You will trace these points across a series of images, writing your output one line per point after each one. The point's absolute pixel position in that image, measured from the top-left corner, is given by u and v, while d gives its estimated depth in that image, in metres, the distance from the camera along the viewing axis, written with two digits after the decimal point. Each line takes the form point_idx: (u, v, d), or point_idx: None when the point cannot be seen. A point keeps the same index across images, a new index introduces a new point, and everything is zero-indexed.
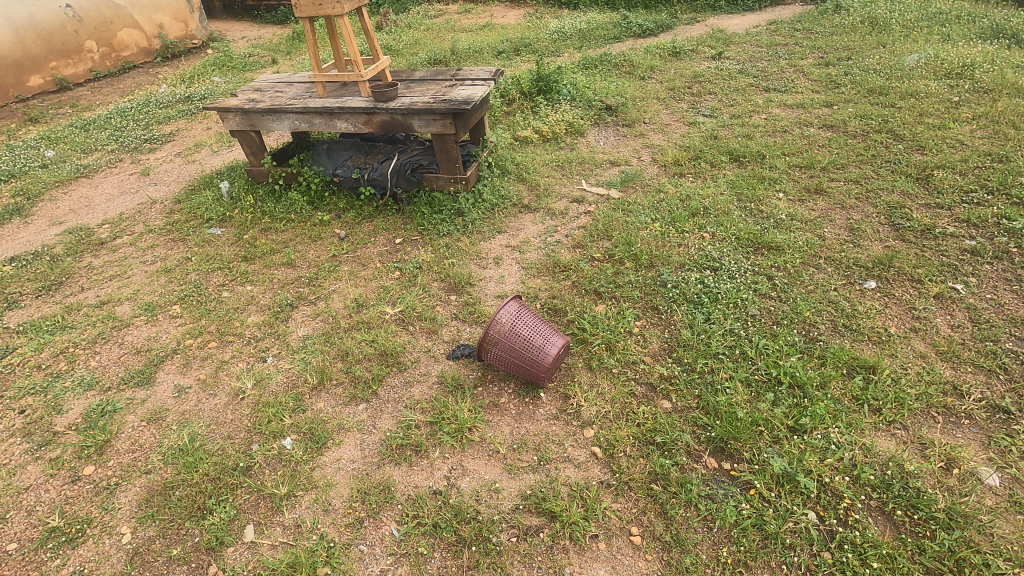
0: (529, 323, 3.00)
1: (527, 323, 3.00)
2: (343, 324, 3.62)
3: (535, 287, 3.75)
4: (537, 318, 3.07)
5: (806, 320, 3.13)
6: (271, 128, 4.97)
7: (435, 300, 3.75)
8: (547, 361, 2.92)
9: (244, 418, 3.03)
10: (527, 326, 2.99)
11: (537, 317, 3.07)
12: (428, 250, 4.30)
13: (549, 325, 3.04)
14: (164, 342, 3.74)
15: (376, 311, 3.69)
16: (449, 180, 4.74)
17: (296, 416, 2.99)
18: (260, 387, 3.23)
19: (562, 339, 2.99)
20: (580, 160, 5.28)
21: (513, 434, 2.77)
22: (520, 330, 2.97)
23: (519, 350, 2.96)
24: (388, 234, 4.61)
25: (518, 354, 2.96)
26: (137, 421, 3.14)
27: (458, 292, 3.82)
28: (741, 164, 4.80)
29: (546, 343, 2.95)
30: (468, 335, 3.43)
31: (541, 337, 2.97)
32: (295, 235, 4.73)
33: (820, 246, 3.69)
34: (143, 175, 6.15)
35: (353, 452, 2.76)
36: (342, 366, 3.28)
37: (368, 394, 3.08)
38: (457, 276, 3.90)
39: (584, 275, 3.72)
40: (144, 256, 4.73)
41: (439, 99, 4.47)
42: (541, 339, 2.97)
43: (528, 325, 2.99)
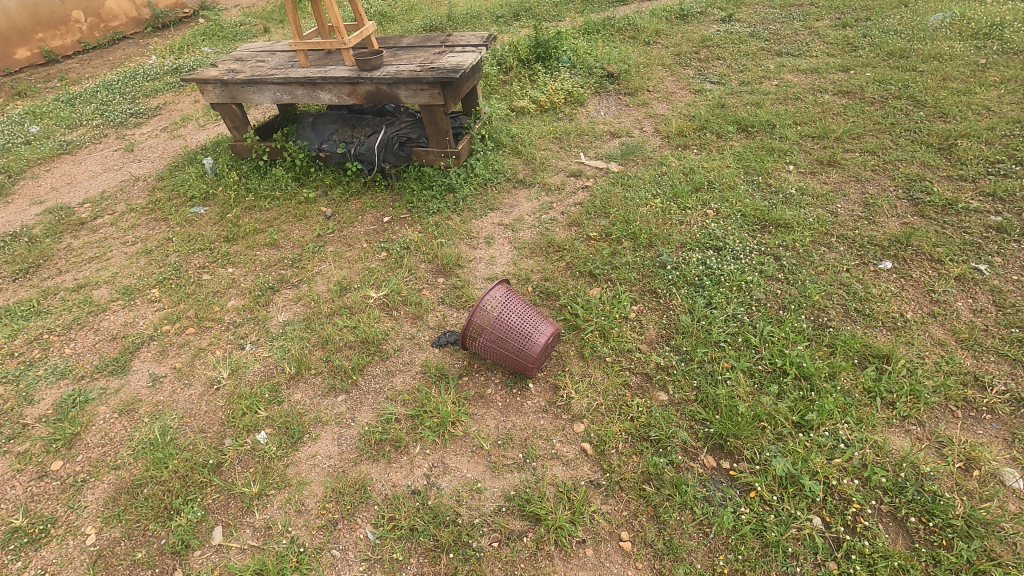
0: (517, 309, 2.83)
1: (516, 308, 2.82)
2: (324, 309, 3.45)
3: (526, 269, 3.54)
4: (526, 303, 2.90)
5: (815, 304, 2.91)
6: (253, 101, 4.72)
7: (422, 282, 3.56)
8: (536, 349, 2.74)
9: (218, 410, 2.89)
10: (515, 311, 2.81)
11: (527, 302, 2.89)
12: (417, 230, 4.10)
13: (539, 311, 2.86)
14: (141, 328, 3.59)
15: (360, 295, 3.50)
16: (440, 155, 4.49)
17: (271, 408, 2.85)
18: (236, 377, 3.08)
19: (552, 326, 2.82)
20: (579, 132, 5.01)
21: (499, 428, 2.61)
22: (508, 315, 2.79)
23: (507, 337, 2.78)
24: (376, 212, 4.41)
25: (504, 343, 2.78)
26: (109, 413, 3.01)
27: (446, 274, 3.62)
28: (749, 134, 4.50)
29: (535, 330, 2.78)
30: (455, 320, 3.24)
31: (530, 323, 2.80)
32: (280, 214, 4.52)
33: (832, 224, 3.44)
34: (127, 150, 5.95)
35: (330, 448, 2.62)
36: (322, 354, 3.11)
37: (348, 385, 2.92)
38: (446, 258, 3.70)
39: (579, 256, 3.51)
40: (125, 237, 4.55)
41: (427, 67, 4.18)
42: (530, 325, 2.79)
43: (517, 310, 2.82)
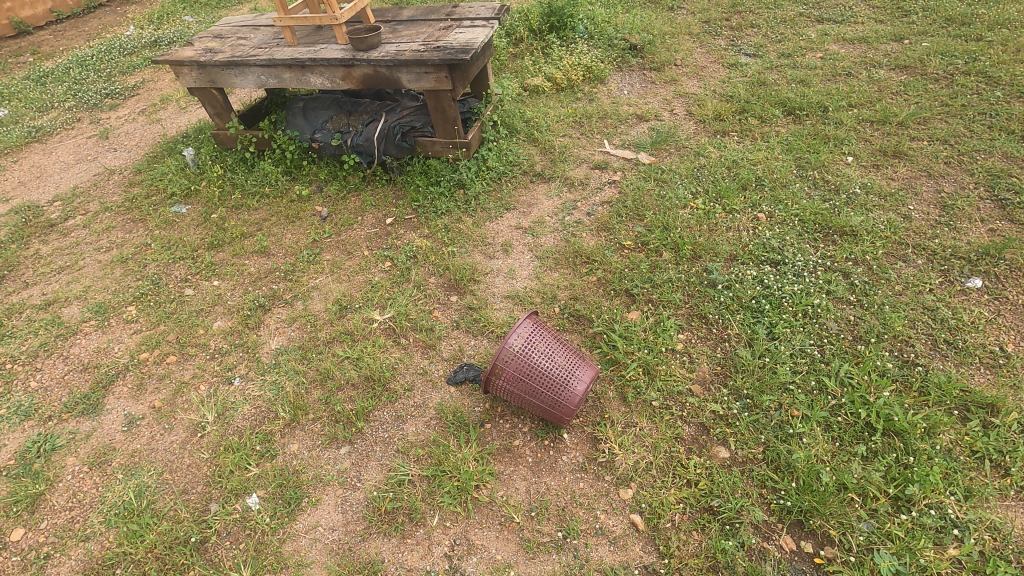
0: (549, 347, 2.42)
1: (547, 347, 2.42)
2: (322, 336, 3.02)
3: (551, 285, 3.10)
4: (558, 341, 2.49)
5: (898, 335, 2.48)
6: (235, 85, 4.19)
7: (433, 301, 3.12)
8: (573, 396, 2.33)
9: (202, 464, 2.50)
10: (547, 351, 2.41)
11: (558, 340, 2.49)
12: (425, 236, 3.64)
13: (574, 349, 2.46)
14: (116, 356, 3.17)
15: (362, 317, 3.07)
16: (447, 145, 3.97)
17: (264, 464, 2.45)
18: (223, 421, 2.68)
19: (591, 368, 2.42)
20: (601, 114, 4.47)
21: (531, 494, 2.22)
22: (539, 355, 2.38)
23: (538, 382, 2.36)
24: (378, 212, 3.94)
25: (533, 391, 2.37)
26: (78, 466, 2.61)
27: (459, 289, 3.18)
28: (797, 118, 3.98)
29: (571, 373, 2.37)
30: (473, 350, 2.82)
31: (566, 365, 2.39)
32: (270, 214, 4.05)
33: (906, 230, 2.97)
34: (102, 138, 5.41)
35: (333, 517, 2.24)
36: (321, 394, 2.70)
37: (352, 434, 2.52)
38: (459, 271, 3.25)
39: (612, 271, 3.06)
40: (99, 242, 4.09)
41: (432, 46, 3.64)
42: (565, 367, 2.39)
43: (549, 350, 2.41)
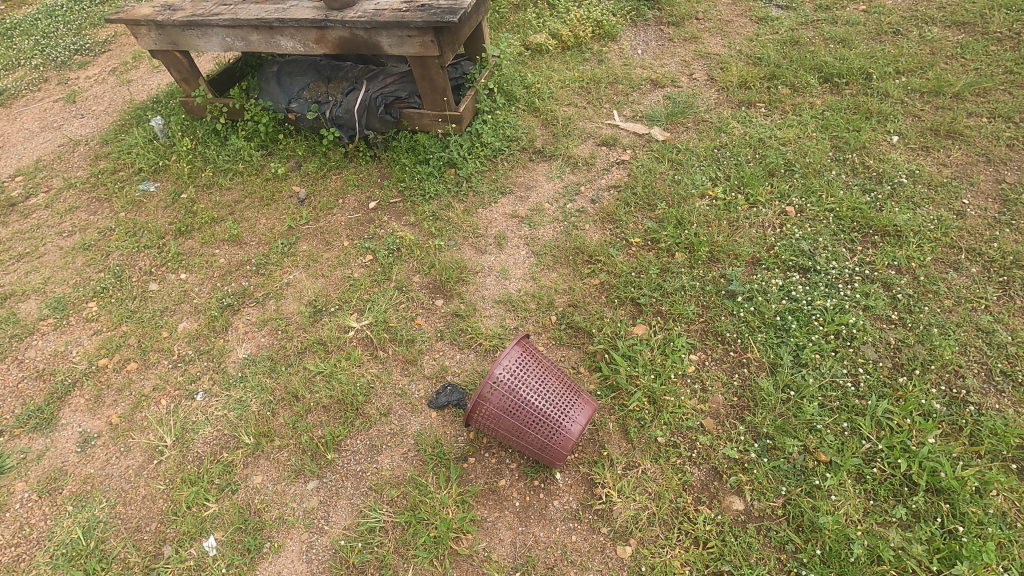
0: (538, 381, 2.10)
1: (537, 380, 2.09)
2: (293, 344, 2.72)
3: (548, 288, 2.76)
4: (549, 370, 2.16)
5: (946, 365, 2.14)
6: (199, 48, 3.74)
7: (416, 305, 2.80)
8: (566, 439, 2.04)
9: (158, 497, 2.28)
10: (536, 385, 2.09)
11: (549, 368, 2.16)
12: (410, 225, 3.27)
13: (566, 381, 2.14)
14: (73, 362, 2.91)
15: (337, 324, 2.76)
16: (436, 119, 3.53)
17: (224, 499, 2.22)
18: (182, 445, 2.43)
19: (586, 404, 2.11)
20: (611, 79, 3.98)
21: (517, 548, 1.97)
22: (528, 392, 2.06)
23: (526, 422, 2.07)
24: (360, 193, 3.56)
25: (518, 432, 2.08)
26: (28, 493, 2.39)
27: (446, 292, 2.84)
28: (835, 87, 3.48)
29: (564, 411, 2.07)
30: (458, 366, 2.52)
31: (557, 402, 2.08)
32: (243, 195, 3.69)
33: (960, 230, 2.57)
34: (68, 102, 4.98)
35: (295, 567, 2.01)
36: (288, 416, 2.44)
37: (320, 466, 2.27)
38: (446, 270, 2.91)
39: (617, 274, 2.71)
40: (60, 224, 3.76)
41: (415, 4, 3.15)
42: (557, 404, 2.08)
43: (539, 384, 2.09)
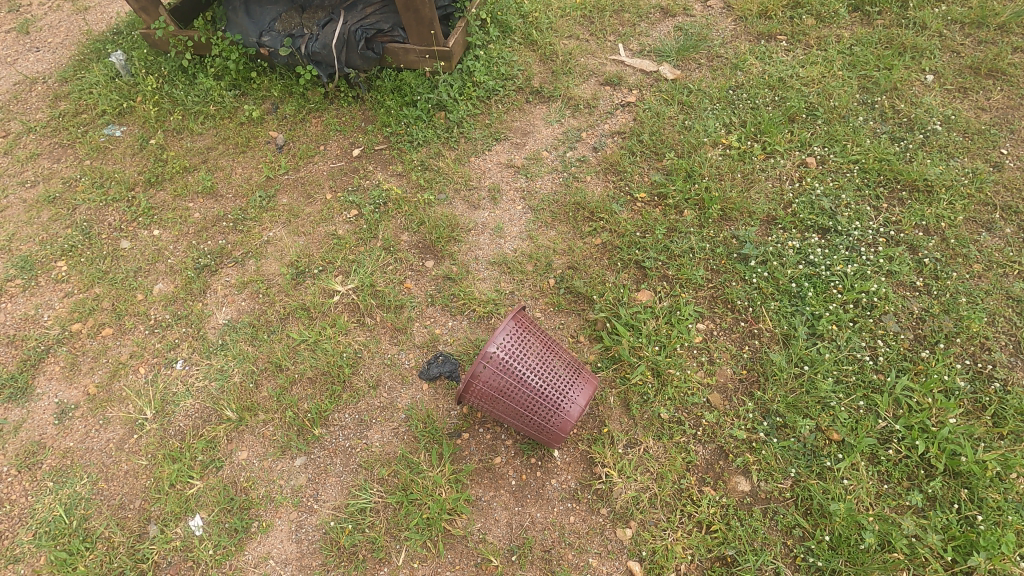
0: (536, 358, 1.93)
1: (535, 358, 1.92)
2: (275, 310, 2.56)
3: (546, 248, 2.56)
4: (546, 346, 1.99)
5: (973, 337, 1.99)
6: None
7: (404, 267, 2.61)
8: (565, 421, 1.91)
9: (140, 473, 2.19)
10: (534, 363, 1.92)
11: (546, 343, 1.99)
12: (397, 175, 3.02)
13: (566, 359, 1.98)
14: (45, 326, 2.75)
15: (321, 288, 2.59)
16: (423, 54, 3.18)
17: (208, 476, 2.13)
18: (163, 418, 2.32)
19: (586, 384, 1.96)
20: (617, 6, 3.59)
21: (513, 529, 1.90)
22: (526, 371, 1.89)
23: (522, 402, 1.92)
24: (342, 139, 3.28)
25: (514, 413, 1.94)
26: (6, 467, 2.30)
27: (436, 252, 2.65)
28: (866, 17, 3.13)
29: (563, 392, 1.92)
30: (450, 335, 2.37)
31: (556, 381, 1.93)
32: (216, 141, 3.40)
33: (997, 185, 2.35)
34: (20, 32, 4.53)
35: (285, 548, 1.95)
36: (272, 388, 2.31)
37: (307, 441, 2.17)
38: (436, 228, 2.69)
39: (620, 234, 2.50)
40: (22, 172, 3.48)
41: None
42: (556, 384, 1.92)
43: (537, 362, 1.92)
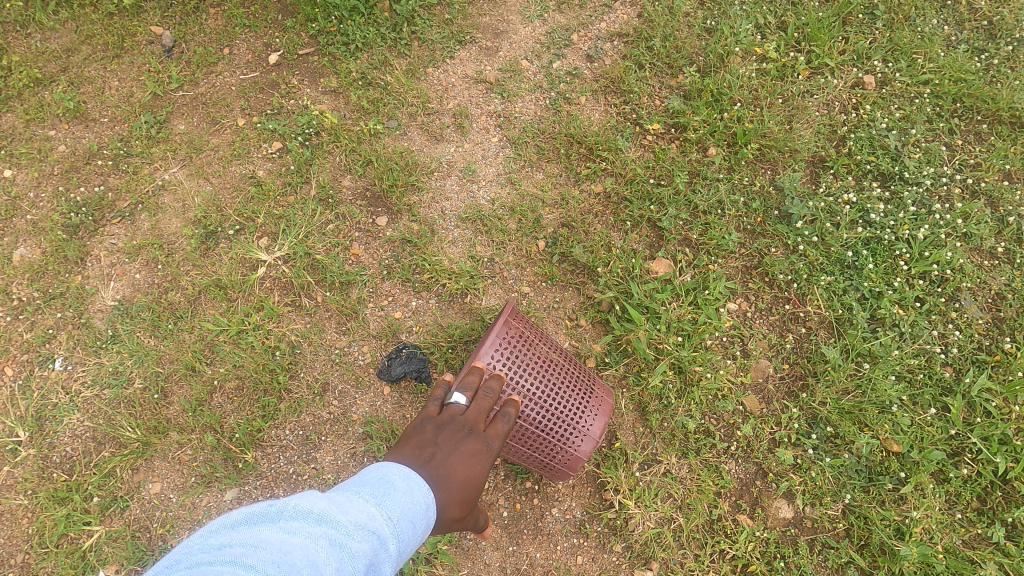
0: (535, 383, 1.47)
1: (533, 382, 1.46)
2: (181, 289, 1.95)
3: (532, 197, 1.97)
4: (547, 362, 1.52)
5: None
6: None
7: (349, 226, 2.00)
8: (574, 459, 1.48)
9: (20, 517, 1.69)
10: (533, 390, 1.46)
11: (547, 359, 1.52)
12: (331, 92, 2.21)
13: (571, 380, 1.53)
14: None
15: (239, 257, 1.96)
16: None
17: (111, 519, 1.68)
18: (42, 442, 1.76)
19: (599, 411, 1.52)
20: None
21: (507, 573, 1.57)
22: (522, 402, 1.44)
23: (517, 439, 1.47)
24: (254, 38, 2.33)
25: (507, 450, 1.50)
26: None
27: (390, 204, 2.02)
28: None
29: (571, 425, 1.47)
30: (414, 319, 1.86)
31: (562, 410, 1.48)
32: (76, 40, 2.30)
33: None
34: None
35: None
36: (185, 400, 1.78)
37: (239, 469, 1.71)
38: (387, 170, 2.03)
39: (628, 179, 1.93)
40: None
41: None
42: (562, 414, 1.47)
43: (536, 387, 1.46)
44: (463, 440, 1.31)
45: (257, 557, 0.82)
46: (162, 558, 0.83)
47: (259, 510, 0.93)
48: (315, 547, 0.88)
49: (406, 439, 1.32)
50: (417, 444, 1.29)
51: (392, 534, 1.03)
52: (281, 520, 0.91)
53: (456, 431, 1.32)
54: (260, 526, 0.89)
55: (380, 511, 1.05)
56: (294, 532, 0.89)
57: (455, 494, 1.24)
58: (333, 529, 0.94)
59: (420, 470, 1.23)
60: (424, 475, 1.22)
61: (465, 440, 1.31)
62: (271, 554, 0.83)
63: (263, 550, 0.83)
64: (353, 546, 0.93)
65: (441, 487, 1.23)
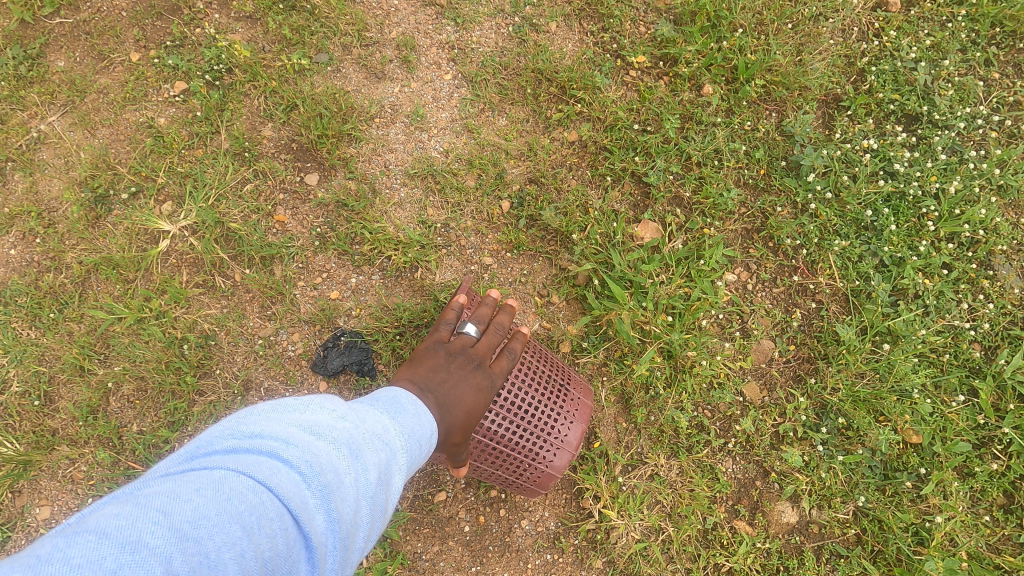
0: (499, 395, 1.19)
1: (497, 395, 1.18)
2: (62, 268, 1.57)
3: (493, 148, 1.63)
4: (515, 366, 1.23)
5: None
6: None
7: (270, 185, 1.63)
8: (547, 476, 1.24)
9: None
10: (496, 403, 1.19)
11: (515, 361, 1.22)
12: (246, 19, 1.73)
13: (544, 385, 1.25)
14: None
15: (134, 228, 1.58)
16: None
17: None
18: None
19: (578, 418, 1.26)
20: None
21: None
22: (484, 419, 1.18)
23: (481, 457, 1.23)
24: None
25: (473, 467, 1.26)
26: None
27: (320, 158, 1.65)
28: None
29: (543, 438, 1.22)
30: (353, 300, 1.55)
31: (525, 414, 1.21)
32: None
33: None
34: None
35: None
36: (75, 407, 1.46)
37: None
38: (315, 117, 1.64)
39: (608, 124, 1.60)
40: None
41: None
42: (526, 419, 1.21)
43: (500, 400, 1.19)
44: (470, 373, 1.16)
45: (291, 449, 0.78)
46: (195, 438, 0.79)
47: (286, 403, 0.88)
48: (341, 450, 0.83)
49: (415, 361, 1.18)
50: (425, 367, 1.16)
51: (412, 447, 0.97)
52: (306, 413, 0.85)
53: (466, 361, 1.18)
54: (290, 415, 0.84)
55: (398, 422, 0.98)
56: (323, 427, 0.84)
57: (460, 423, 1.10)
58: (356, 431, 0.88)
59: (425, 395, 1.09)
60: (429, 400, 1.08)
61: (472, 373, 1.16)
62: (303, 449, 0.79)
63: (295, 444, 0.79)
64: (374, 453, 0.88)
65: (443, 414, 1.09)
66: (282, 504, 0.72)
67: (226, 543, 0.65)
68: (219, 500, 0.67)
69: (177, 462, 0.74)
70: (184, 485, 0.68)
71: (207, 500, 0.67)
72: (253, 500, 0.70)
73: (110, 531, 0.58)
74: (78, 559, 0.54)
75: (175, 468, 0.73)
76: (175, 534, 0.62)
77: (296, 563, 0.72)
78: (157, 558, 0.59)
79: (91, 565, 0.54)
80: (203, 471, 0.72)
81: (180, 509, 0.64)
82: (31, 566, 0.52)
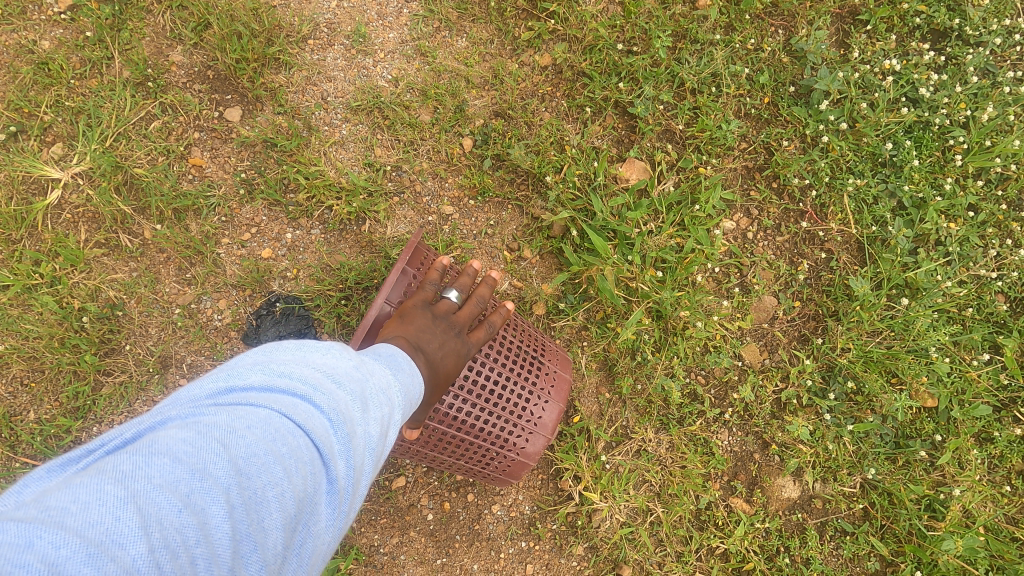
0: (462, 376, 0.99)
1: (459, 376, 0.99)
2: None
3: (452, 75, 1.36)
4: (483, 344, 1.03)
5: None
6: None
7: (182, 122, 1.34)
8: (522, 463, 1.07)
9: None
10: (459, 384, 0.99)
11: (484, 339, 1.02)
12: None
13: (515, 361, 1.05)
14: None
15: (11, 176, 1.27)
16: None
17: None
18: None
19: (556, 397, 1.08)
20: None
21: None
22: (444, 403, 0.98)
23: (443, 446, 1.04)
24: None
25: (433, 458, 1.07)
26: None
27: (241, 88, 1.36)
28: None
29: (516, 421, 1.04)
30: (289, 261, 1.32)
31: (492, 397, 1.02)
32: None
33: None
34: None
35: None
36: None
37: None
38: (231, 36, 1.33)
39: (587, 44, 1.34)
40: None
41: None
42: (496, 399, 1.02)
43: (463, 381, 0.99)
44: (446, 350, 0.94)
45: (324, 388, 0.65)
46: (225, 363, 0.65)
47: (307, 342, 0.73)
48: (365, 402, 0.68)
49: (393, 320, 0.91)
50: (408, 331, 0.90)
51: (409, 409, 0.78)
52: (330, 355, 0.70)
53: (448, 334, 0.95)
54: (315, 354, 0.69)
55: (400, 380, 0.78)
56: (349, 371, 0.70)
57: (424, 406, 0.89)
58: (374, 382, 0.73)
59: (416, 353, 0.88)
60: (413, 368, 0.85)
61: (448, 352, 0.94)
62: (332, 395, 0.65)
63: (322, 389, 0.65)
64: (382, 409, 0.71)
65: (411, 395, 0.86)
66: (320, 447, 0.60)
67: (268, 483, 0.55)
68: (263, 439, 0.56)
69: (212, 380, 0.61)
70: (225, 416, 0.57)
71: (252, 435, 0.56)
72: (288, 444, 0.58)
73: (182, 455, 0.51)
74: (158, 479, 0.48)
75: (212, 389, 0.60)
76: (231, 467, 0.53)
77: (324, 512, 0.60)
78: (216, 494, 0.51)
79: (168, 488, 0.48)
80: (242, 400, 0.60)
81: (231, 443, 0.54)
82: (117, 482, 0.47)
